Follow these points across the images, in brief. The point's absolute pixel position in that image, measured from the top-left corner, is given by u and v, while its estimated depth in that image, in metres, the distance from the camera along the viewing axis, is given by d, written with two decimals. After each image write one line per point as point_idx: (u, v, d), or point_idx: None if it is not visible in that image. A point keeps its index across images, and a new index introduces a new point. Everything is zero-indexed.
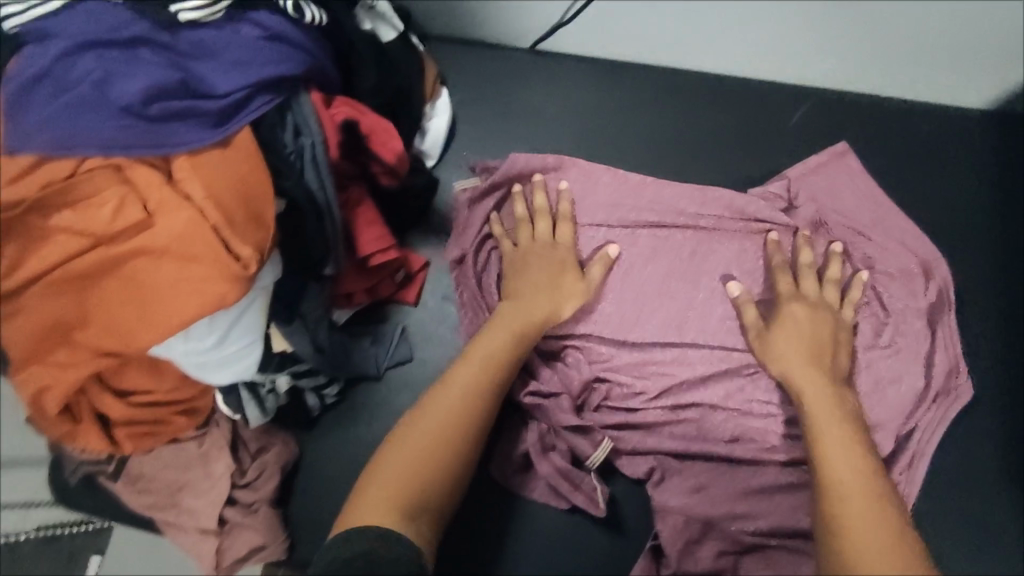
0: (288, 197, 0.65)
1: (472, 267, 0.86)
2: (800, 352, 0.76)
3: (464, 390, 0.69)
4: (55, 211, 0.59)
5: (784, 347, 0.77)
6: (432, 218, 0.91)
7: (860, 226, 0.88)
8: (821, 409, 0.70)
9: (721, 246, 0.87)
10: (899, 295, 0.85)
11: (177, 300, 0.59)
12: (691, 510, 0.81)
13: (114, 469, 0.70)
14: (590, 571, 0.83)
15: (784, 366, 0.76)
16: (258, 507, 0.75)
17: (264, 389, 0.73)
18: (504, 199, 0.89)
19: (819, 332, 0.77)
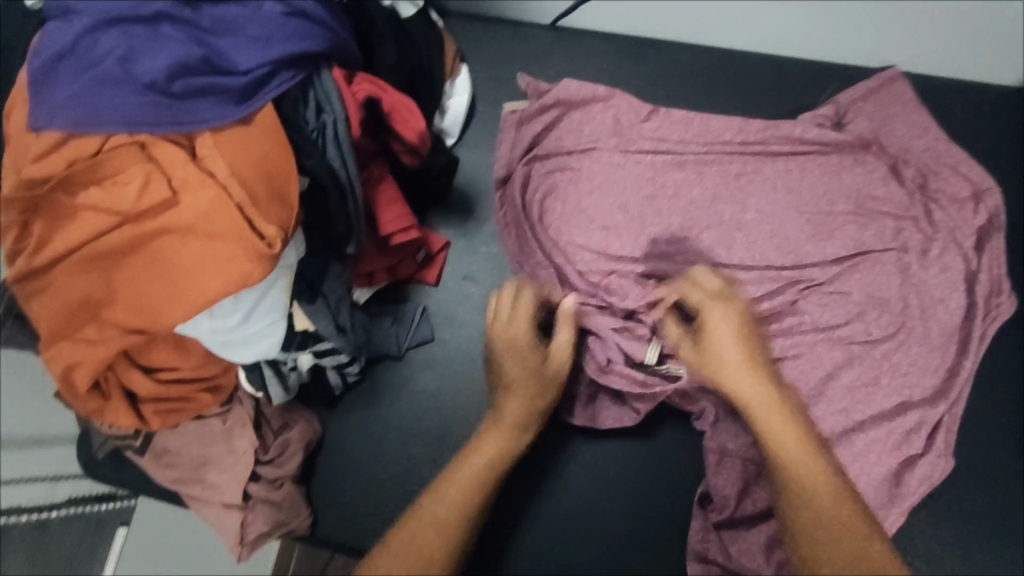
0: (310, 175, 0.63)
1: (518, 185, 0.84)
2: (738, 363, 0.69)
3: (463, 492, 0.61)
4: (82, 188, 0.57)
5: (723, 355, 0.70)
6: (453, 197, 0.87)
7: (911, 150, 0.84)
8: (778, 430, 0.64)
9: (768, 167, 0.84)
10: (951, 214, 0.82)
11: (202, 280, 0.58)
12: (747, 452, 0.77)
13: (141, 443, 0.74)
14: (652, 514, 0.80)
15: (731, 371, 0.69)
16: (282, 482, 0.76)
17: (286, 366, 0.73)
18: (548, 128, 0.87)
19: (745, 326, 0.71)
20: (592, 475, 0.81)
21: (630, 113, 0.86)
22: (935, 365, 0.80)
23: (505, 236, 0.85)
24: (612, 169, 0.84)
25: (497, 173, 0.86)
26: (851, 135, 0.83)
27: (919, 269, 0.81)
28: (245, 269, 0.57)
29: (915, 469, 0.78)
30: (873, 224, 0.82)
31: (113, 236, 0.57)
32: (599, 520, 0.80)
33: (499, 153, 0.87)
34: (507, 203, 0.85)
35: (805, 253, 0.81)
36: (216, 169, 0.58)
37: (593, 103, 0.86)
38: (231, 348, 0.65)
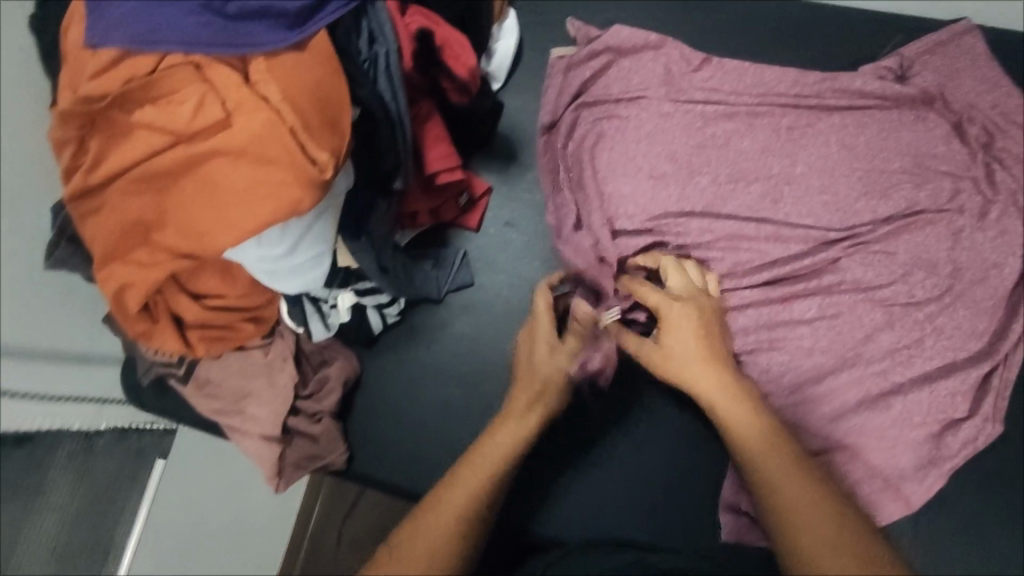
0: (362, 105, 0.62)
1: (563, 132, 0.83)
2: (707, 364, 0.63)
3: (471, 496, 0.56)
4: (138, 107, 0.57)
5: (686, 355, 0.64)
6: (495, 143, 0.86)
7: (977, 106, 0.82)
8: (754, 437, 0.58)
9: (823, 121, 0.81)
10: (1014, 176, 0.80)
11: (252, 205, 0.57)
12: (790, 410, 0.77)
13: (184, 372, 0.75)
14: (682, 462, 0.83)
15: (685, 369, 0.63)
16: (321, 417, 0.76)
17: (327, 304, 0.75)
18: (596, 75, 0.85)
19: (709, 325, 0.66)
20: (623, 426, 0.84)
21: (682, 63, 0.84)
22: (981, 330, 0.78)
23: (546, 186, 0.84)
24: (660, 119, 0.82)
25: (542, 121, 0.84)
26: (916, 87, 0.81)
27: (970, 230, 0.79)
28: (296, 195, 0.57)
29: (958, 432, 0.78)
30: (929, 183, 0.79)
31: (166, 156, 0.56)
32: (630, 469, 0.83)
33: (545, 100, 0.85)
34: (551, 150, 0.84)
35: (856, 212, 0.79)
36: (269, 93, 0.57)
37: (644, 51, 0.84)
38: (276, 278, 0.65)
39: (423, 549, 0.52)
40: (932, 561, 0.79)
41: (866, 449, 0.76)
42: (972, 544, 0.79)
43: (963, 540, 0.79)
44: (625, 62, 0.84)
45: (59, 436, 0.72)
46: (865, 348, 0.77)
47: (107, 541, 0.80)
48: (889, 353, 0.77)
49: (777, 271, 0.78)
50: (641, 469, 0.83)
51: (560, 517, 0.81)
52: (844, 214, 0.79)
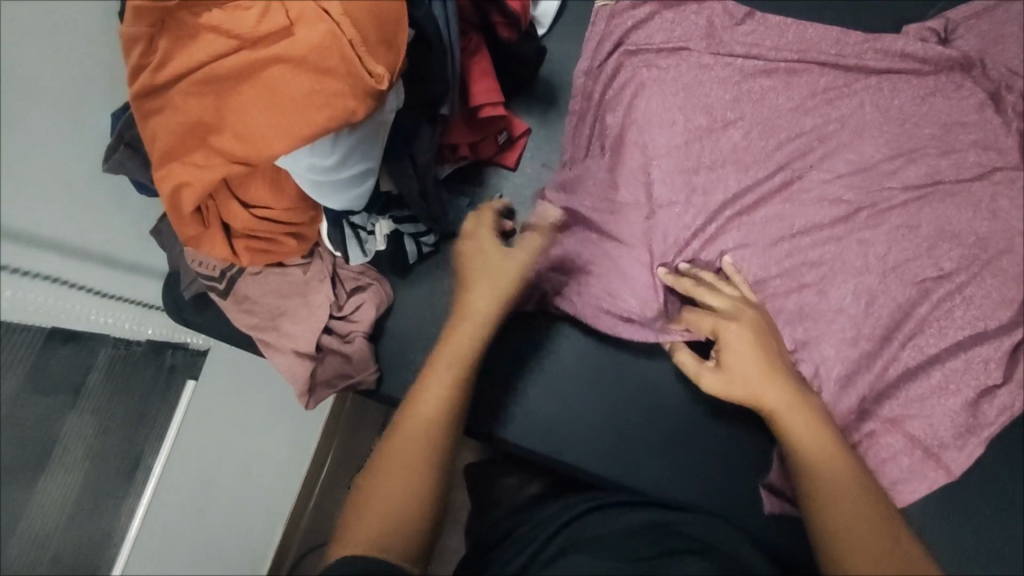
0: (418, 27, 0.63)
1: (600, 75, 0.85)
2: (769, 382, 0.65)
3: (438, 405, 0.63)
4: (207, 10, 0.59)
5: (746, 370, 0.66)
6: (536, 87, 0.88)
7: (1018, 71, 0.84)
8: (818, 456, 0.61)
9: (859, 83, 0.83)
10: None
11: (309, 114, 0.60)
12: (824, 364, 0.76)
13: (225, 286, 0.76)
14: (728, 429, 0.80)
15: (748, 374, 0.65)
16: (354, 337, 0.79)
17: (365, 231, 0.77)
18: (642, 23, 0.87)
19: (763, 337, 0.69)
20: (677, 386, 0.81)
21: (724, 16, 0.86)
22: (1011, 297, 0.79)
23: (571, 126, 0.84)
24: (701, 73, 0.83)
25: (581, 66, 0.85)
26: (958, 50, 0.83)
27: (1005, 196, 0.80)
28: (349, 106, 0.60)
29: (993, 398, 0.77)
30: (956, 152, 0.81)
31: (231, 59, 0.59)
32: (680, 437, 0.80)
33: (586, 46, 0.86)
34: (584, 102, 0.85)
35: (880, 180, 0.80)
36: (329, 6, 0.58)
37: (688, 4, 0.87)
38: (320, 189, 0.67)
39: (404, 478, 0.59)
40: (970, 534, 0.77)
41: (907, 420, 0.76)
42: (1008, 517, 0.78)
43: (994, 509, 0.78)
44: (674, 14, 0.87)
45: (100, 338, 0.73)
46: (899, 323, 0.77)
47: (141, 449, 0.80)
48: (919, 316, 0.78)
49: (812, 232, 0.79)
50: (693, 441, 0.80)
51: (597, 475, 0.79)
52: (882, 176, 0.80)
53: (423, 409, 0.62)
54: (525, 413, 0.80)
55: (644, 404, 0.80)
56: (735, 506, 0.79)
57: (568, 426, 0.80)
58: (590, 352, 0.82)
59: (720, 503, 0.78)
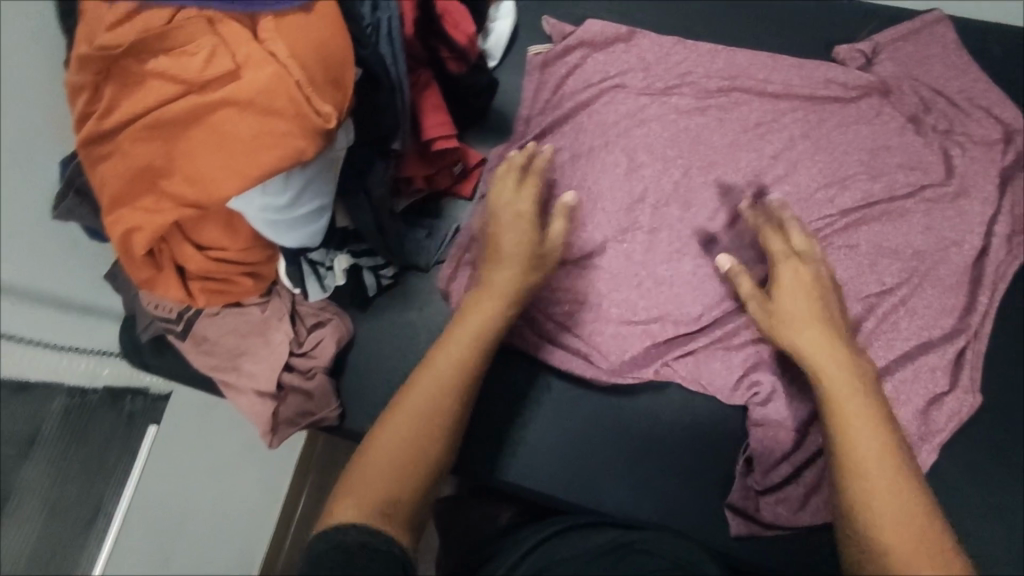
0: (365, 66, 0.65)
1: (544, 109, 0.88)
2: (816, 330, 0.68)
3: (453, 362, 0.64)
4: (152, 57, 0.59)
5: (794, 314, 0.69)
6: (489, 119, 0.90)
7: (946, 91, 0.87)
8: (860, 431, 0.61)
9: (786, 117, 0.85)
10: (980, 160, 0.84)
11: (259, 154, 0.60)
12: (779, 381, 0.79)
13: (182, 327, 0.76)
14: (692, 454, 0.80)
15: (796, 324, 0.69)
16: (314, 374, 0.79)
17: (324, 266, 0.78)
18: (578, 65, 0.89)
19: (820, 289, 0.71)
20: (647, 412, 0.81)
21: (655, 50, 0.88)
22: (952, 306, 0.81)
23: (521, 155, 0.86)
24: (640, 101, 0.86)
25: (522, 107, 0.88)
26: (876, 76, 0.86)
27: (935, 206, 0.83)
28: (299, 146, 0.61)
29: (943, 406, 0.79)
30: (885, 171, 0.84)
31: (178, 104, 0.59)
32: (643, 462, 0.80)
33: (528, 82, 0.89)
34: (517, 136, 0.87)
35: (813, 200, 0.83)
36: (276, 50, 0.60)
37: (617, 44, 0.88)
38: (276, 229, 0.67)
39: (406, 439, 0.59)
40: None
41: None
42: (967, 521, 0.79)
43: (957, 518, 0.79)
44: (606, 51, 0.88)
45: (50, 389, 0.71)
46: None
47: (99, 499, 0.78)
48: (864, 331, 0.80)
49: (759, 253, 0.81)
50: (658, 464, 0.80)
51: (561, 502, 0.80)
52: (821, 196, 0.83)
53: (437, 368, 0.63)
54: (486, 442, 0.81)
55: (609, 430, 0.81)
56: (689, 525, 0.79)
57: (529, 452, 0.81)
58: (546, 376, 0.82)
59: (678, 520, 0.79)
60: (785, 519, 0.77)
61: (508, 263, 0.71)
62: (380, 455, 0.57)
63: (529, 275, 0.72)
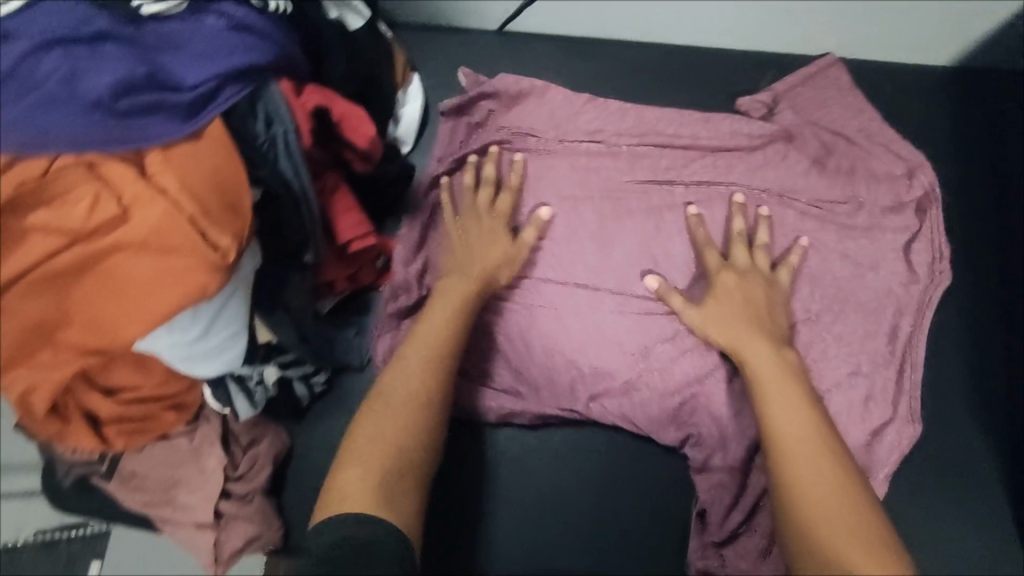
0: (263, 186, 0.64)
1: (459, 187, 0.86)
2: (742, 326, 0.75)
3: (421, 376, 0.68)
4: (29, 211, 0.56)
5: (729, 314, 0.76)
6: (404, 201, 0.87)
7: (848, 131, 0.89)
8: (781, 407, 0.68)
9: (695, 162, 0.87)
10: (886, 195, 0.87)
11: (159, 294, 0.58)
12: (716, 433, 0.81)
13: (105, 469, 0.72)
14: (654, 510, 0.84)
15: (724, 322, 0.76)
16: (251, 498, 0.76)
17: (252, 382, 0.73)
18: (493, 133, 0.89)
19: (753, 296, 0.77)
20: (611, 471, 0.85)
21: (563, 103, 0.89)
22: (881, 342, 0.82)
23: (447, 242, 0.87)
24: (555, 164, 0.86)
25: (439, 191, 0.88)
26: (778, 125, 0.88)
27: (847, 247, 0.85)
28: (201, 282, 0.58)
29: (883, 444, 0.80)
30: (798, 213, 0.85)
31: (66, 255, 0.56)
32: (608, 522, 0.83)
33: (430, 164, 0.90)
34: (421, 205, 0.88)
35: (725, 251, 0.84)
36: (167, 185, 0.58)
37: (526, 97, 0.90)
38: (191, 364, 0.64)
39: (382, 446, 0.62)
40: None
41: None
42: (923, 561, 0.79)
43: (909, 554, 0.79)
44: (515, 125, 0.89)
45: None
46: None
47: None
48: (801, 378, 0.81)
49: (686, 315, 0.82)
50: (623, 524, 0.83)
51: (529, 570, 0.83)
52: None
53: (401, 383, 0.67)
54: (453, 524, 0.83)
55: (575, 493, 0.84)
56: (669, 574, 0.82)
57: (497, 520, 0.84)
58: (505, 456, 0.85)
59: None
60: (748, 571, 0.80)
61: (460, 276, 0.77)
62: (348, 468, 0.60)
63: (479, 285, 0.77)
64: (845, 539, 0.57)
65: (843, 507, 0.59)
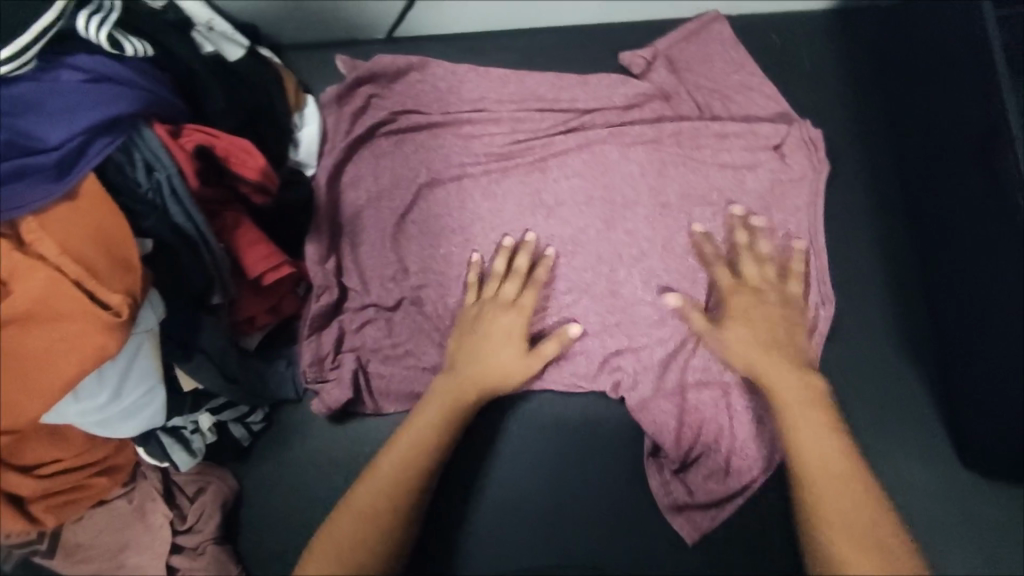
0: (152, 236, 0.63)
1: (358, 192, 0.87)
2: (764, 353, 0.76)
3: (390, 481, 0.68)
4: None
5: (739, 335, 0.77)
6: (310, 217, 0.85)
7: (734, 82, 0.90)
8: (806, 432, 0.69)
9: (579, 122, 0.88)
10: (774, 133, 0.88)
11: (56, 363, 0.56)
12: (650, 403, 0.81)
13: (46, 546, 0.70)
14: (618, 473, 0.82)
15: (746, 357, 0.76)
16: (204, 549, 0.74)
17: (187, 430, 0.73)
18: (384, 123, 0.90)
19: (771, 316, 0.78)
20: (565, 437, 0.83)
21: (448, 76, 0.90)
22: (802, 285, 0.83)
23: (360, 249, 0.86)
24: (454, 158, 0.88)
25: (347, 206, 0.87)
26: (652, 84, 0.89)
27: (739, 191, 0.86)
28: (98, 343, 0.56)
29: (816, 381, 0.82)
30: (698, 169, 0.87)
31: None
32: (575, 497, 0.81)
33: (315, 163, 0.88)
34: (322, 215, 0.85)
35: (623, 220, 0.85)
36: (46, 251, 0.56)
37: (410, 74, 0.90)
38: (109, 427, 0.63)
39: (336, 553, 0.63)
40: None
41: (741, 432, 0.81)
42: None
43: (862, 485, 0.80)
44: (403, 127, 0.89)
45: None
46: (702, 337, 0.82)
47: None
48: None
49: (603, 284, 0.84)
50: (591, 496, 0.81)
51: (498, 558, 0.80)
52: (644, 215, 0.85)
53: (372, 487, 0.68)
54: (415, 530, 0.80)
55: (534, 470, 0.82)
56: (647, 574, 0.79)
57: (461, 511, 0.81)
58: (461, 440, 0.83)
59: (619, 568, 0.79)
60: (718, 493, 0.80)
61: (453, 375, 0.77)
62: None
63: (488, 381, 0.76)
64: (862, 559, 0.59)
65: (862, 527, 0.62)
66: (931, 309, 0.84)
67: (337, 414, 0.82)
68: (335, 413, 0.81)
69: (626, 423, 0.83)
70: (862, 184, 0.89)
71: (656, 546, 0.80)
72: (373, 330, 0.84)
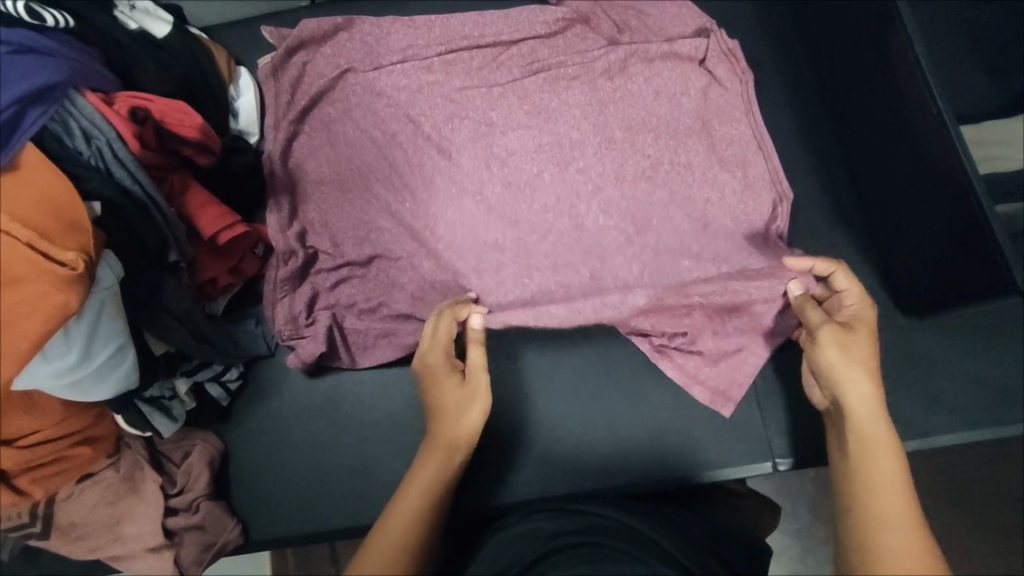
0: (103, 200, 0.64)
1: (308, 154, 0.90)
2: (863, 361, 0.63)
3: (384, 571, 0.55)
4: None
5: (863, 340, 0.65)
6: (258, 183, 0.88)
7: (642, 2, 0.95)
8: (879, 467, 0.58)
9: (506, 54, 0.92)
10: (689, 42, 0.91)
11: (19, 326, 0.56)
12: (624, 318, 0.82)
13: (41, 524, 0.71)
14: (592, 382, 0.85)
15: (854, 356, 0.64)
16: (198, 504, 0.76)
17: (165, 397, 0.75)
18: (326, 90, 0.91)
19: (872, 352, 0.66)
20: (538, 359, 0.86)
21: (375, 30, 0.93)
22: (745, 188, 0.87)
23: (318, 210, 0.88)
24: (399, 113, 0.88)
25: (297, 167, 0.90)
26: (570, 9, 0.93)
27: (676, 114, 0.89)
28: (60, 302, 0.56)
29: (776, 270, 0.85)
30: (631, 89, 0.90)
31: None
32: (552, 412, 0.84)
33: (265, 140, 0.90)
34: (278, 186, 0.87)
35: (574, 160, 0.87)
36: None
37: (339, 34, 0.92)
38: (85, 389, 0.64)
39: None
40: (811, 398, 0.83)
41: (717, 335, 0.83)
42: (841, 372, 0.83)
43: None
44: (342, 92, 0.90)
45: None
46: (658, 246, 0.85)
47: None
48: (678, 243, 0.85)
49: (559, 211, 0.86)
50: (569, 410, 0.84)
51: (490, 482, 0.81)
52: (593, 152, 0.88)
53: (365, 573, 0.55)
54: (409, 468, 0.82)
55: (513, 396, 0.85)
56: (640, 481, 0.81)
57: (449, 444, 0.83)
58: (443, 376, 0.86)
59: (606, 472, 0.82)
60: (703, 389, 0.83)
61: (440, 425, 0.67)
62: None
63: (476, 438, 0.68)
64: None
65: None
66: (865, 190, 0.87)
67: (312, 367, 0.84)
68: (309, 367, 0.83)
69: (599, 341, 0.87)
70: (782, 83, 0.95)
71: (641, 446, 0.82)
72: (348, 287, 0.86)
